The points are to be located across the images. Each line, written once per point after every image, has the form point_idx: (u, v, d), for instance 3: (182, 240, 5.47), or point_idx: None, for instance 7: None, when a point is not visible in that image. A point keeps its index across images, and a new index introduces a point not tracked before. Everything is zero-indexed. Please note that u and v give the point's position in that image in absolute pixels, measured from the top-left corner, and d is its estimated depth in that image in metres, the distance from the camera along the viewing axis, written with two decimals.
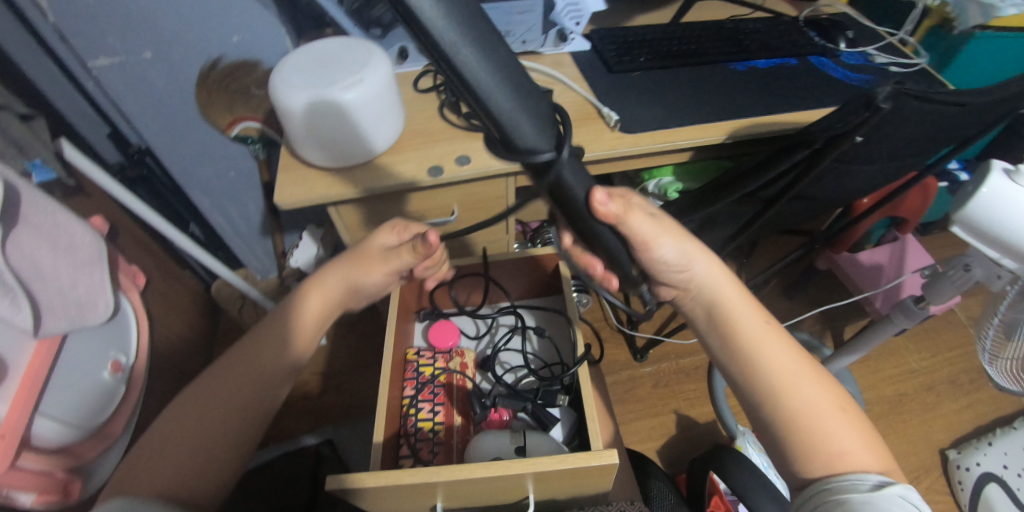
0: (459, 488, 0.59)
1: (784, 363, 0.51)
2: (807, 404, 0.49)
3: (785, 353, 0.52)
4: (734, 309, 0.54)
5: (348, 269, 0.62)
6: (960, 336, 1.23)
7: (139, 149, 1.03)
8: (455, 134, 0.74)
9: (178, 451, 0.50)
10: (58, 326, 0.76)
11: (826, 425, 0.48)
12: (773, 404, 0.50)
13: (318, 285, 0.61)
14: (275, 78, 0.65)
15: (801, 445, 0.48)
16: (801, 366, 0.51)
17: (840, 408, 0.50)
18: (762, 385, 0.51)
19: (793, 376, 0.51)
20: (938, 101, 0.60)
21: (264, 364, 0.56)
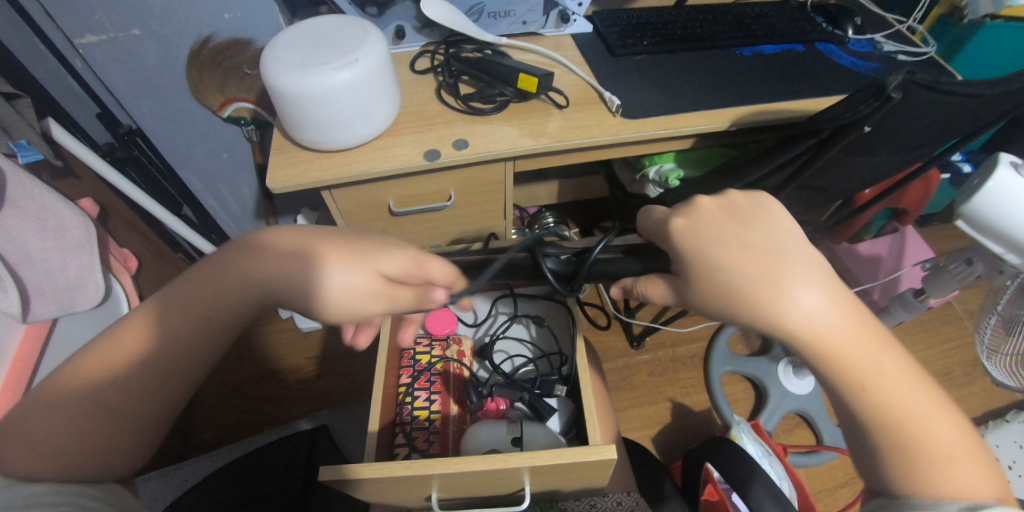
0: (454, 479, 0.59)
1: (895, 388, 0.47)
2: (936, 443, 0.47)
3: (896, 375, 0.47)
4: (850, 347, 0.46)
5: (329, 262, 0.47)
6: (957, 328, 1.23)
7: (130, 130, 1.01)
8: (453, 118, 0.72)
9: (82, 395, 0.45)
10: (46, 311, 0.76)
11: (939, 453, 0.46)
12: (888, 435, 0.47)
13: (296, 262, 0.47)
14: (267, 57, 0.63)
15: (908, 467, 0.47)
16: (914, 385, 0.47)
17: (963, 446, 0.47)
18: (873, 414, 0.47)
19: (907, 401, 0.47)
20: (950, 91, 0.59)
21: (215, 318, 0.47)
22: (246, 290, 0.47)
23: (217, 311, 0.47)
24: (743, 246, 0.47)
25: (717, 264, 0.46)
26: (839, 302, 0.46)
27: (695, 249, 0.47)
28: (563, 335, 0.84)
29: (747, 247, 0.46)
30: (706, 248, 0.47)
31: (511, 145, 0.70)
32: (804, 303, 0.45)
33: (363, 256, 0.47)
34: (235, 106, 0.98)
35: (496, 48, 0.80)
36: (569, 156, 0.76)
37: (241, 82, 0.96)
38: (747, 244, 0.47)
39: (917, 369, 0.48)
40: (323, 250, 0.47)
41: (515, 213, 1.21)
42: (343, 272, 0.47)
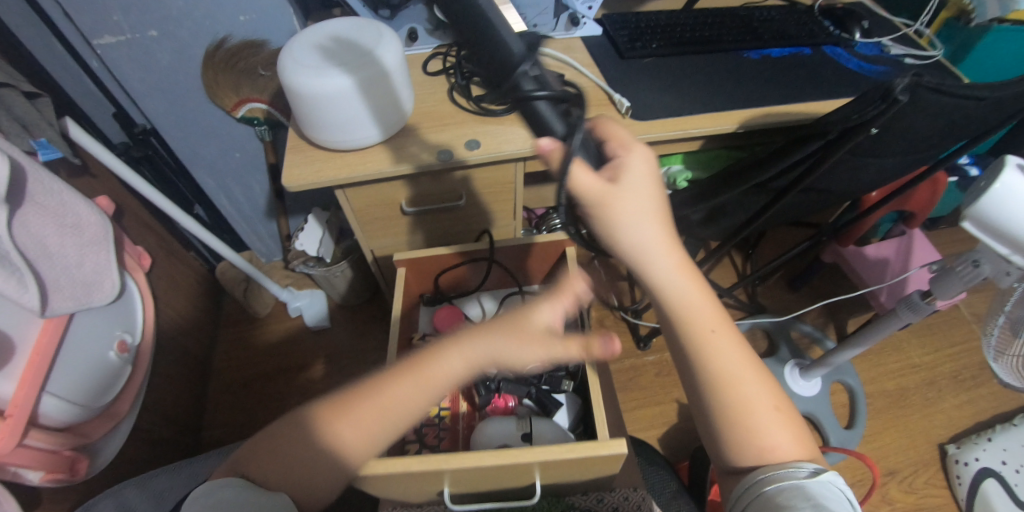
0: (465, 474, 0.59)
1: (729, 360, 0.51)
2: (752, 407, 0.50)
3: (733, 350, 0.51)
4: (690, 307, 0.50)
5: (502, 342, 0.52)
6: (964, 332, 1.23)
7: (144, 129, 1.03)
8: (464, 119, 0.74)
9: (288, 450, 0.54)
10: (64, 305, 0.76)
11: (759, 422, 0.50)
12: (715, 397, 0.50)
13: (459, 343, 0.52)
14: (283, 58, 0.65)
15: (728, 433, 0.50)
16: (746, 362, 0.51)
17: (775, 407, 0.51)
18: (705, 380, 0.50)
19: (738, 372, 0.50)
20: (956, 94, 0.60)
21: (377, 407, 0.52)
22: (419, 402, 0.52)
23: (395, 411, 0.52)
24: (645, 207, 0.46)
25: (622, 222, 0.45)
26: (698, 281, 0.50)
27: (599, 210, 0.44)
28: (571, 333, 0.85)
29: (645, 217, 0.46)
30: (618, 202, 0.44)
31: (522, 145, 0.71)
32: (666, 270, 0.48)
33: (522, 332, 0.52)
34: (249, 107, 0.99)
35: None
36: None
37: (255, 85, 0.97)
38: (645, 217, 0.46)
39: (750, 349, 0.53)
40: (507, 320, 0.53)
41: (523, 214, 1.22)
42: (530, 343, 0.52)
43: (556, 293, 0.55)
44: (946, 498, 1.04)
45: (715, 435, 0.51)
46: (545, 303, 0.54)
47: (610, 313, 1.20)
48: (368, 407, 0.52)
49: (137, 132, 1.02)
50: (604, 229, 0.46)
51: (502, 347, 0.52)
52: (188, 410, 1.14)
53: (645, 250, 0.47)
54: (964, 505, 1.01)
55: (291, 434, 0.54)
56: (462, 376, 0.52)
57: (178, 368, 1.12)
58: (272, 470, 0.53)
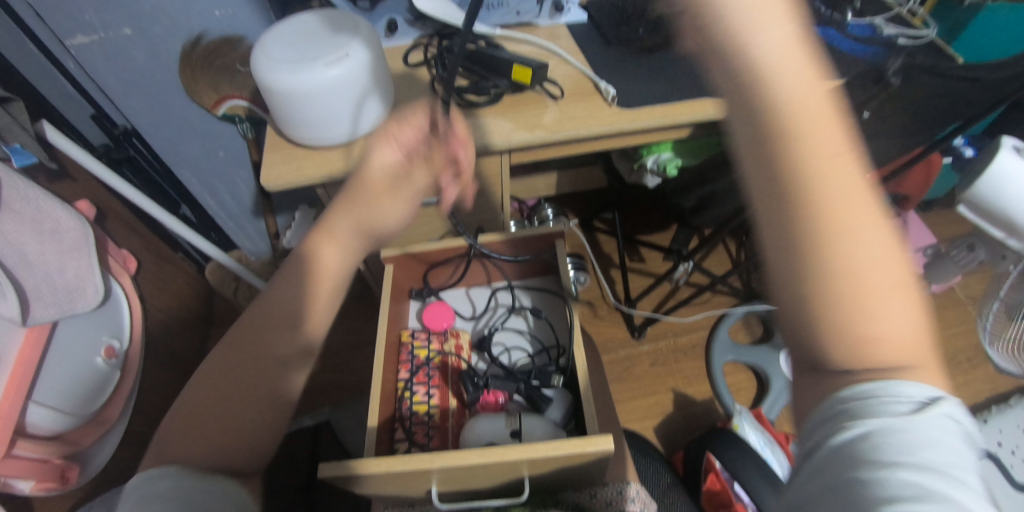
0: (454, 473, 0.59)
1: (852, 200, 0.34)
2: (861, 277, 0.34)
3: (854, 184, 0.35)
4: (789, 107, 0.35)
5: (359, 212, 0.59)
6: (960, 314, 1.23)
7: (125, 130, 1.00)
8: (447, 112, 0.72)
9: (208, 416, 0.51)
10: (46, 313, 0.75)
11: (873, 300, 0.34)
12: (802, 259, 0.34)
13: (329, 232, 0.59)
14: (258, 53, 0.63)
15: (821, 305, 0.34)
16: (872, 207, 0.35)
17: (898, 286, 0.35)
18: (799, 234, 0.34)
19: (853, 220, 0.34)
20: (950, 75, 0.58)
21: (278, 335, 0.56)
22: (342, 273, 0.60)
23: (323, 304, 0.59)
24: None
25: None
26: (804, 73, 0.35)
27: None
28: (561, 328, 0.84)
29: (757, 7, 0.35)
30: None
31: (506, 138, 0.69)
32: (768, 41, 0.35)
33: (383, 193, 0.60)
34: (230, 105, 0.95)
35: (489, 39, 0.79)
36: (567, 147, 0.75)
37: (235, 82, 0.94)
38: None
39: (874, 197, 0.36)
40: (351, 185, 0.59)
41: (513, 205, 1.16)
42: (401, 207, 0.61)
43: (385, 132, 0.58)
44: None
45: (794, 319, 0.36)
46: (378, 148, 0.58)
47: (603, 304, 1.19)
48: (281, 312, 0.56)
49: (117, 134, 0.99)
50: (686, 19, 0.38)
51: (363, 215, 0.59)
52: None
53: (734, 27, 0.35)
54: None
55: (203, 406, 0.52)
56: (349, 238, 0.60)
57: (170, 371, 1.11)
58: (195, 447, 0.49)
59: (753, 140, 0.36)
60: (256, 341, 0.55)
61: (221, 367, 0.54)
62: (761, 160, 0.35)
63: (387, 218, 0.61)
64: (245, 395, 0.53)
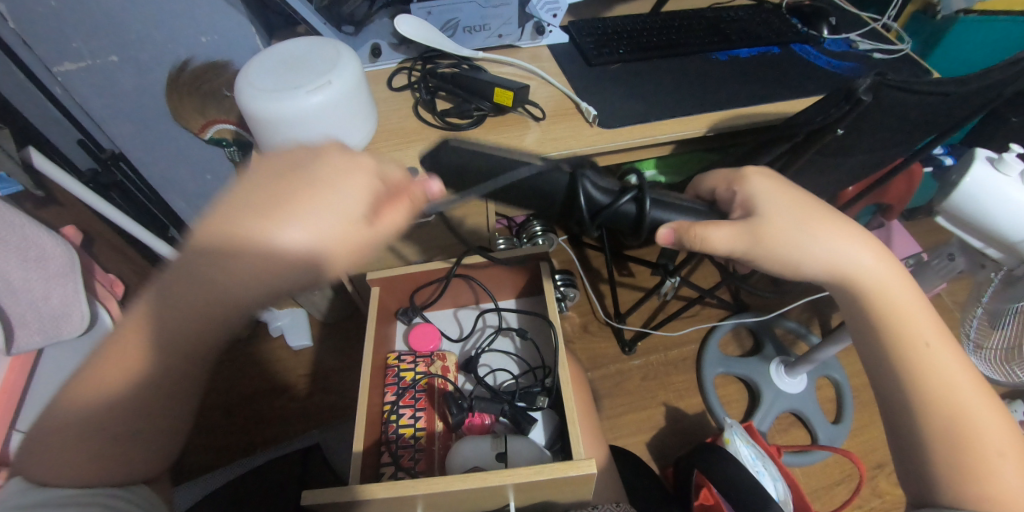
0: (439, 498, 0.58)
1: (947, 377, 0.54)
2: (981, 437, 0.52)
3: (952, 366, 0.55)
4: (906, 310, 0.56)
5: (275, 193, 0.45)
6: (946, 321, 1.25)
7: (113, 154, 1.00)
8: (430, 134, 0.73)
9: (87, 419, 0.48)
10: (30, 342, 0.76)
11: (988, 459, 0.51)
12: (928, 414, 0.54)
13: (235, 209, 0.46)
14: (241, 81, 0.63)
15: (956, 463, 0.51)
16: (970, 385, 0.54)
17: (1006, 444, 0.52)
18: (923, 404, 0.54)
19: (962, 400, 0.53)
20: (920, 91, 0.59)
21: (194, 307, 0.47)
22: (245, 291, 0.47)
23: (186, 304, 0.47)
24: (853, 242, 0.56)
25: (814, 233, 0.55)
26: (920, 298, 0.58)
27: (772, 236, 0.54)
28: (548, 349, 0.84)
29: (830, 244, 0.55)
30: (776, 231, 0.54)
31: (489, 159, 0.70)
32: (881, 275, 0.56)
33: (300, 199, 0.45)
34: (217, 128, 0.95)
35: (472, 62, 0.81)
36: (549, 167, 0.76)
37: (221, 107, 0.94)
38: (830, 245, 0.55)
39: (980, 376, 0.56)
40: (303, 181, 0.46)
41: (501, 223, 1.19)
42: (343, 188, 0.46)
43: (359, 163, 0.47)
44: None
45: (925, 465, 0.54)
46: (356, 172, 0.47)
47: (593, 318, 1.20)
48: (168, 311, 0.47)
49: (105, 158, 0.99)
50: (787, 256, 0.55)
51: (292, 203, 0.45)
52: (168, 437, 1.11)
53: (855, 266, 0.56)
54: None
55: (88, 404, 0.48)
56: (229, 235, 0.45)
57: None
58: (44, 466, 0.47)
59: (855, 312, 0.59)
60: (187, 292, 0.47)
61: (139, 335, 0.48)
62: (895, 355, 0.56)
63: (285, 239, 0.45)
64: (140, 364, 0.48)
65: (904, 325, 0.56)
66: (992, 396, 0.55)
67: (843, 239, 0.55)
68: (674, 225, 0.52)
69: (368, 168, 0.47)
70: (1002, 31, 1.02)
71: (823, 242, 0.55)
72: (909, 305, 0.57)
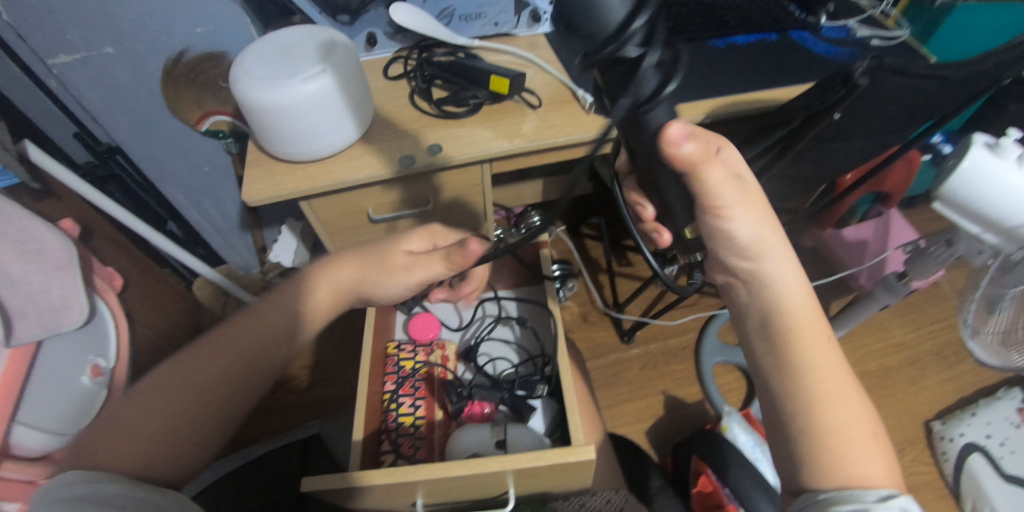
0: (439, 485, 0.59)
1: (833, 379, 0.50)
2: (844, 426, 0.48)
3: (831, 371, 0.50)
4: (786, 301, 0.52)
5: (363, 262, 0.63)
6: (943, 309, 1.25)
7: (109, 148, 1.00)
8: (427, 123, 0.72)
9: (149, 417, 0.51)
10: (31, 332, 0.74)
11: (846, 444, 0.47)
12: (798, 399, 0.49)
13: (327, 275, 0.62)
14: (236, 71, 0.63)
15: (812, 448, 0.48)
16: (843, 387, 0.49)
17: (870, 434, 0.49)
18: (799, 399, 0.49)
19: (840, 392, 0.49)
20: (918, 75, 0.59)
21: (245, 338, 0.58)
22: (289, 326, 0.60)
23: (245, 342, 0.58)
24: (745, 221, 0.50)
25: (728, 212, 0.49)
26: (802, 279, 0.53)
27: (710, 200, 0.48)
28: (547, 336, 0.84)
29: (753, 225, 0.51)
30: (714, 190, 0.47)
31: (486, 147, 0.70)
32: (775, 267, 0.52)
33: (370, 260, 0.63)
34: (214, 120, 0.97)
35: (468, 51, 0.80)
36: (546, 155, 0.76)
37: (218, 97, 0.96)
38: (751, 227, 0.51)
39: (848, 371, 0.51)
40: (374, 254, 0.64)
41: (500, 213, 1.19)
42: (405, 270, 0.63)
43: (423, 233, 0.67)
44: (933, 474, 1.05)
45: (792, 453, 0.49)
46: (409, 239, 0.65)
47: (592, 308, 1.20)
48: (229, 343, 0.58)
49: (101, 152, 0.99)
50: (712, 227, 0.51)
51: (364, 271, 0.63)
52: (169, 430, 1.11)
53: (753, 244, 0.51)
54: (950, 480, 1.03)
55: (148, 409, 0.52)
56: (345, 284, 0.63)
57: None
58: (110, 451, 0.48)
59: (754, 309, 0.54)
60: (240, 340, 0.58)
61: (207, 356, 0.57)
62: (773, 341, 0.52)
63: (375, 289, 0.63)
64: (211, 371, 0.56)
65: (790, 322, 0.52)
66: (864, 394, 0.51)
67: (764, 225, 0.51)
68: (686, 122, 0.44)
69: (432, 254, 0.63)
70: (997, 13, 1.03)
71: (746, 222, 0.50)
72: (811, 316, 0.52)
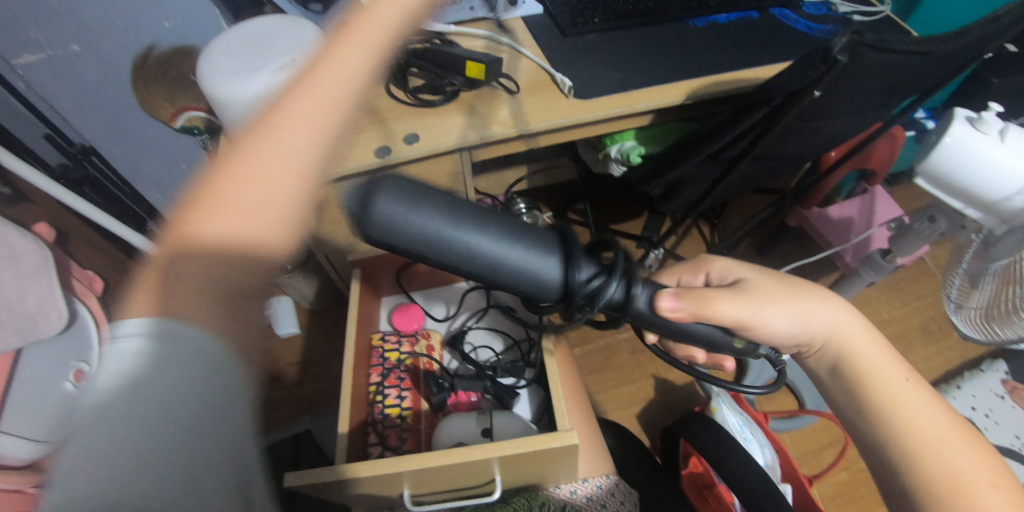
0: (425, 475, 0.59)
1: (921, 422, 0.49)
2: (964, 474, 0.46)
3: (929, 408, 0.50)
4: (870, 365, 0.53)
5: (342, 39, 0.59)
6: (929, 285, 1.26)
7: (83, 148, 0.96)
8: (403, 113, 0.71)
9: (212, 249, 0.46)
10: (8, 342, 0.73)
11: (985, 501, 0.45)
12: (891, 445, 0.49)
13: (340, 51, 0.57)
14: (203, 64, 0.62)
15: (927, 498, 0.46)
16: (951, 425, 0.49)
17: (994, 482, 0.46)
18: (894, 440, 0.49)
19: (940, 437, 0.48)
20: (896, 50, 0.59)
21: (262, 164, 0.48)
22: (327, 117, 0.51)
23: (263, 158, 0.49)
24: (830, 305, 0.54)
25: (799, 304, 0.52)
26: (875, 336, 0.54)
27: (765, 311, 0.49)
28: (532, 323, 0.84)
29: (796, 319, 0.52)
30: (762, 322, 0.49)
31: (463, 135, 0.69)
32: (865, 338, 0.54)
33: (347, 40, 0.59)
34: (188, 116, 0.93)
35: (444, 37, 0.79)
36: (526, 142, 0.75)
37: (190, 93, 0.94)
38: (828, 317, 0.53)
39: (955, 414, 0.51)
40: (354, 21, 0.64)
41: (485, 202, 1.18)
42: (382, 23, 0.63)
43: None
44: None
45: (886, 464, 0.50)
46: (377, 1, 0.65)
47: None
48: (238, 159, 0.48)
49: (75, 152, 0.95)
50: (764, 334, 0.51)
51: (349, 42, 0.59)
52: None
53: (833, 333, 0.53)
54: None
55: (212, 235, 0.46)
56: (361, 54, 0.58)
57: None
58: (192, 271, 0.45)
59: (831, 371, 0.55)
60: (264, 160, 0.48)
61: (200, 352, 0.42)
62: (849, 385, 0.53)
63: (354, 55, 0.58)
64: (205, 284, 0.45)
65: (857, 352, 0.53)
66: (977, 438, 0.50)
67: (828, 303, 0.54)
68: (677, 293, 0.44)
69: (365, 13, 0.64)
70: None
71: (785, 313, 0.51)
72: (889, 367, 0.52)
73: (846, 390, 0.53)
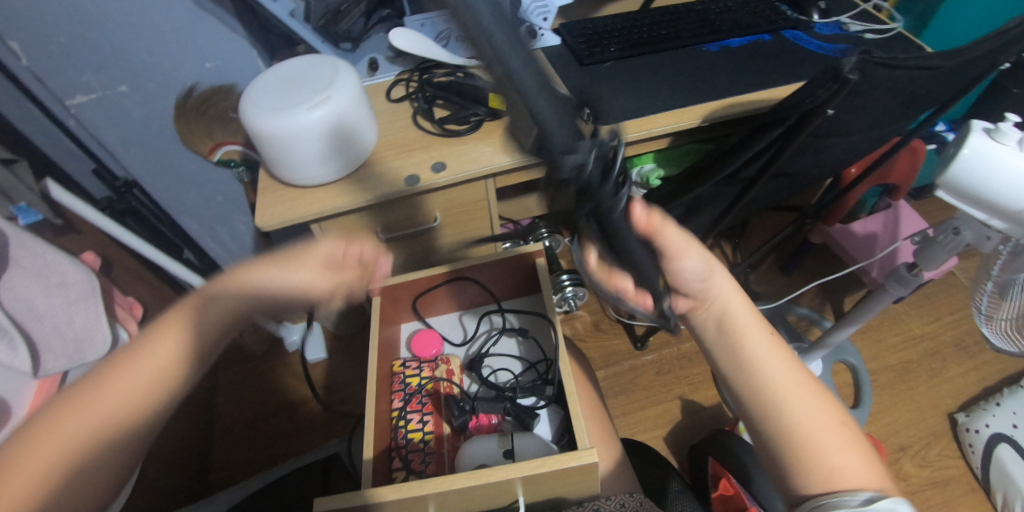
0: (450, 497, 0.60)
1: (777, 374, 0.54)
2: (813, 429, 0.51)
3: (785, 363, 0.55)
4: (742, 323, 0.56)
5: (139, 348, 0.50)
6: (961, 299, 1.24)
7: (126, 182, 1.02)
8: (431, 142, 0.75)
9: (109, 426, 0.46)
10: (56, 365, 0.75)
11: (823, 445, 0.50)
12: (769, 412, 0.53)
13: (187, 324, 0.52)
14: (244, 102, 0.66)
15: (792, 450, 0.51)
16: (806, 382, 0.54)
17: (837, 428, 0.52)
18: (762, 397, 0.53)
19: (796, 389, 0.53)
20: (906, 66, 0.60)
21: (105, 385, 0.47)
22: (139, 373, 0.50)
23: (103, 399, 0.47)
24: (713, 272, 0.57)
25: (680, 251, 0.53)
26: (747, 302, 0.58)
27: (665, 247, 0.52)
28: (549, 344, 0.85)
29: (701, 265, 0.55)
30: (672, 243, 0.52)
31: (488, 163, 0.72)
32: (712, 281, 0.57)
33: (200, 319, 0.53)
34: (224, 150, 0.94)
35: (468, 70, 0.83)
36: (548, 167, 0.78)
37: (227, 128, 0.96)
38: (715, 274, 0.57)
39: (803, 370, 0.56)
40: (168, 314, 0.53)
41: (508, 226, 1.20)
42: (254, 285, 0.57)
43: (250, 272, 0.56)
44: (962, 468, 1.04)
45: (776, 457, 0.52)
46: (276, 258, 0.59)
47: (604, 317, 1.20)
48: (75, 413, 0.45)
49: (119, 186, 1.01)
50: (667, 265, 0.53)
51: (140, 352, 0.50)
52: (194, 456, 1.08)
53: (705, 288, 0.57)
54: (980, 472, 1.01)
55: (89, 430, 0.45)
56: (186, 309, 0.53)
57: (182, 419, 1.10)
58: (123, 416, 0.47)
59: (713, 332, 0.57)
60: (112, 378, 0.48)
61: (46, 438, 0.43)
62: (726, 350, 0.56)
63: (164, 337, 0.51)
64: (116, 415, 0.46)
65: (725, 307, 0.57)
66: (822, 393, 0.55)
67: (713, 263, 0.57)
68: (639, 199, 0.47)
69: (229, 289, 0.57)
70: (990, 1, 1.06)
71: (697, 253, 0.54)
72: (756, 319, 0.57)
73: (728, 358, 0.56)
